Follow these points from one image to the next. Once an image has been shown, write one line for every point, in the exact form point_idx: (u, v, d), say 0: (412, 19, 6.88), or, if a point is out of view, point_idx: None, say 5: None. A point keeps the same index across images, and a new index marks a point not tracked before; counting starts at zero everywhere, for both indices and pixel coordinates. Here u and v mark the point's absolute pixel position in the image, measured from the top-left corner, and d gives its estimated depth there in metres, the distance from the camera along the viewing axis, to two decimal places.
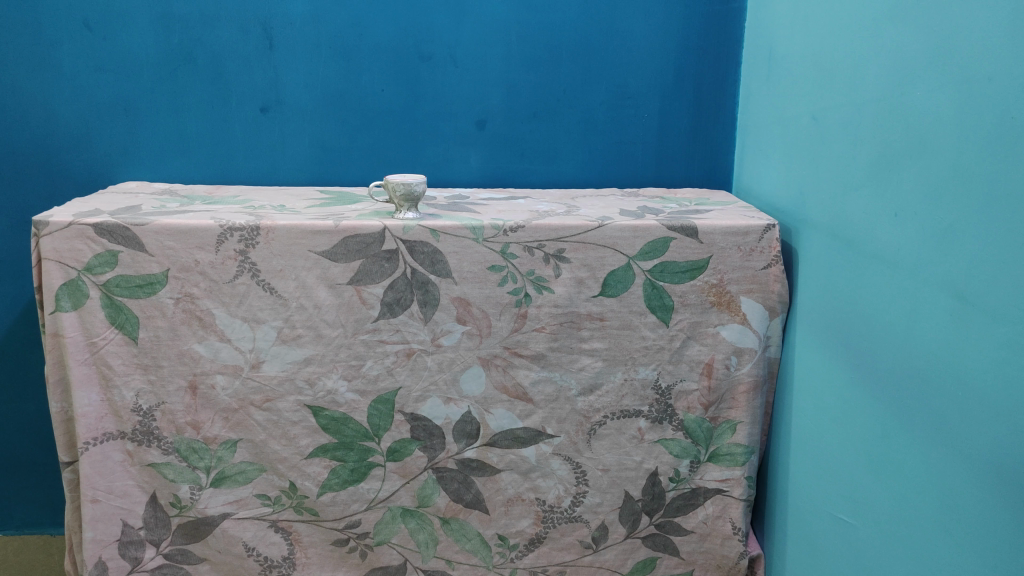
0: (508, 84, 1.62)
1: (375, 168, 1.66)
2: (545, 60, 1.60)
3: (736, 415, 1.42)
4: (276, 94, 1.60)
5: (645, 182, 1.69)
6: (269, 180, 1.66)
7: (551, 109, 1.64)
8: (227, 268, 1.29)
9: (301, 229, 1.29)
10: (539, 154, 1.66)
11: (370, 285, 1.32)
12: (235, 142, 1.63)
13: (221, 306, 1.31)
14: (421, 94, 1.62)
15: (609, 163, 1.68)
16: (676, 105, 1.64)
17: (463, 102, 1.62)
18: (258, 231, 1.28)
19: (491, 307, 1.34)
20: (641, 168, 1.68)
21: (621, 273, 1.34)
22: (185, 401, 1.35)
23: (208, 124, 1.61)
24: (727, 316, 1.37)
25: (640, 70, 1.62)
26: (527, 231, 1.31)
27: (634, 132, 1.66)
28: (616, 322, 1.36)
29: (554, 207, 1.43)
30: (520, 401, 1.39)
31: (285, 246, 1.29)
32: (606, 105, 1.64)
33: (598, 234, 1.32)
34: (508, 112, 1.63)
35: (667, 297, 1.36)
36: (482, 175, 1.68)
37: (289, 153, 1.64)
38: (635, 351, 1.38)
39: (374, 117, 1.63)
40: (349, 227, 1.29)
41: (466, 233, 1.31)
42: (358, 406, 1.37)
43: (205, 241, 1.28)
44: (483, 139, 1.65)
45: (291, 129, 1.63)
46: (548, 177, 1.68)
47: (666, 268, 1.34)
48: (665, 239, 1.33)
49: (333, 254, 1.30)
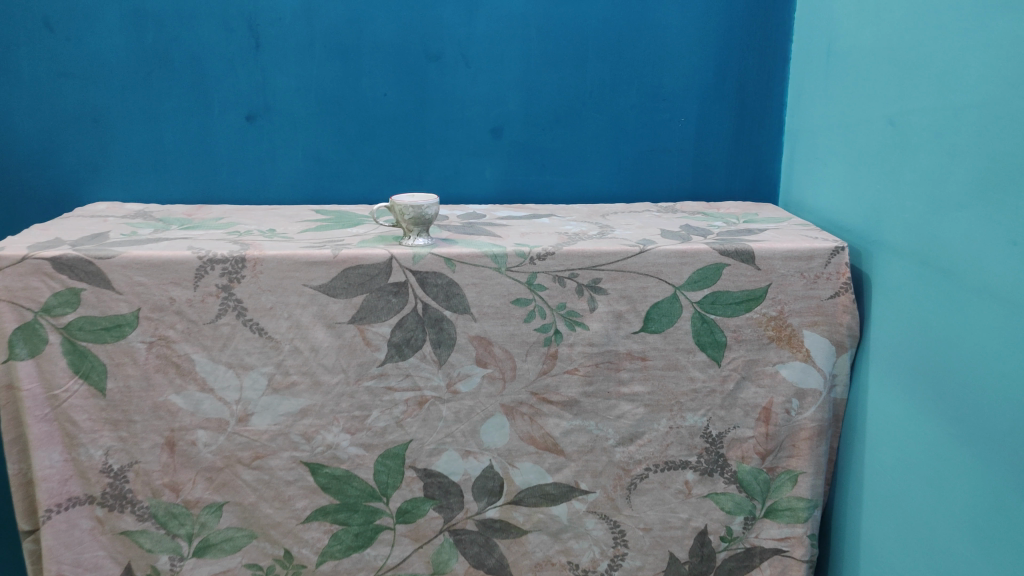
0: (527, 86, 1.43)
1: (377, 183, 1.48)
2: (568, 59, 1.42)
3: (798, 466, 1.23)
4: (265, 101, 1.41)
5: (681, 195, 1.50)
6: (258, 198, 1.47)
7: (576, 114, 1.45)
8: (208, 306, 1.10)
9: (294, 260, 1.10)
10: (562, 165, 1.48)
11: (375, 323, 1.13)
12: (219, 155, 1.44)
13: (202, 351, 1.12)
14: (429, 99, 1.43)
15: (641, 174, 1.49)
16: (716, 108, 1.46)
17: (477, 107, 1.44)
18: (244, 262, 1.10)
19: (516, 347, 1.16)
20: (676, 180, 1.50)
21: (666, 305, 1.15)
22: (162, 460, 1.16)
23: (188, 136, 1.42)
24: (787, 353, 1.19)
25: (677, 69, 1.43)
26: (558, 259, 1.13)
27: (668, 139, 1.47)
28: (660, 362, 1.18)
29: (586, 228, 1.25)
30: (549, 454, 1.21)
31: (276, 280, 1.10)
32: (637, 108, 1.45)
33: (639, 261, 1.14)
34: (527, 119, 1.45)
35: (719, 331, 1.17)
36: (499, 189, 1.49)
37: (280, 167, 1.46)
38: (681, 395, 1.20)
39: (376, 126, 1.44)
40: (350, 256, 1.11)
41: (486, 262, 1.12)
42: (362, 462, 1.19)
43: (181, 276, 1.09)
44: (499, 149, 1.46)
45: (282, 140, 1.44)
46: (573, 191, 1.49)
47: (718, 299, 1.16)
48: (716, 265, 1.15)
49: (332, 288, 1.11)
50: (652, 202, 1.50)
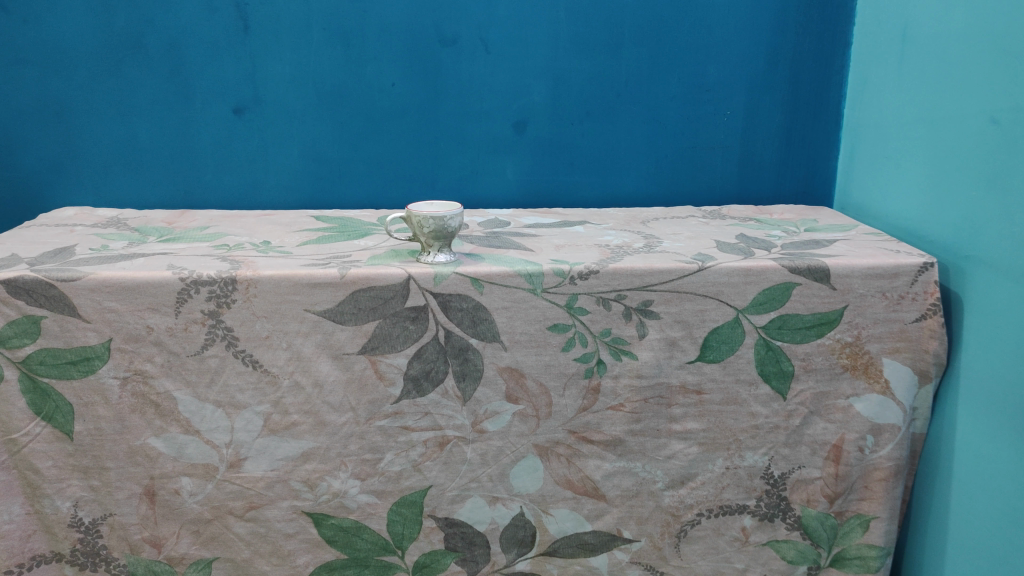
0: (554, 75, 1.26)
1: (385, 185, 1.31)
2: (602, 45, 1.25)
3: (871, 510, 1.08)
4: (254, 91, 1.24)
5: (725, 197, 1.34)
6: (248, 203, 1.30)
7: (610, 107, 1.28)
8: (192, 336, 0.94)
9: (294, 281, 0.94)
10: (593, 164, 1.31)
11: (390, 354, 0.97)
12: (202, 154, 1.27)
13: (186, 388, 0.95)
14: (442, 89, 1.26)
15: (681, 174, 1.32)
16: (767, 99, 1.29)
17: (498, 99, 1.27)
18: (235, 284, 0.93)
19: (552, 379, 1.00)
20: (719, 180, 1.33)
21: (726, 331, 1.00)
22: (141, 512, 1.00)
23: (167, 131, 1.25)
24: (863, 384, 1.03)
25: (723, 55, 1.26)
26: (602, 278, 0.97)
27: (711, 135, 1.30)
28: (718, 395, 1.02)
29: (629, 240, 1.09)
30: (589, 499, 1.05)
31: (273, 305, 0.94)
32: (677, 101, 1.28)
33: (697, 280, 0.98)
34: (554, 113, 1.28)
35: (786, 360, 1.02)
36: (521, 191, 1.32)
37: (273, 167, 1.28)
38: (741, 432, 1.04)
39: (383, 119, 1.27)
40: (360, 277, 0.94)
41: (520, 283, 0.96)
42: (374, 511, 1.03)
43: (159, 300, 0.92)
44: (523, 145, 1.29)
45: (276, 136, 1.27)
46: (605, 192, 1.33)
47: (786, 323, 1.00)
48: (784, 285, 0.99)
49: (339, 314, 0.95)
50: (693, 205, 1.34)
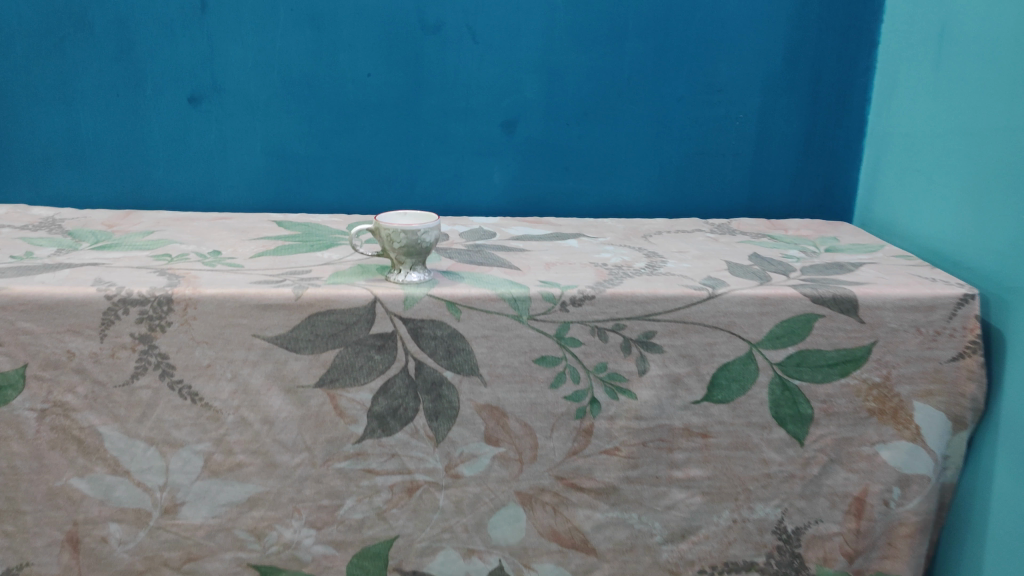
0: (549, 70, 1.13)
1: (357, 187, 1.18)
2: (603, 37, 1.12)
3: (894, 569, 0.96)
4: (212, 79, 1.11)
5: (734, 209, 1.22)
6: (203, 204, 1.17)
7: (610, 106, 1.15)
8: (120, 363, 0.80)
9: (240, 302, 0.80)
10: (589, 169, 1.18)
11: (351, 388, 0.84)
12: (153, 148, 1.13)
13: (113, 422, 0.82)
14: (423, 82, 1.13)
15: (686, 182, 1.20)
16: (784, 102, 1.17)
17: (486, 95, 1.13)
18: (171, 304, 0.79)
19: (538, 419, 0.87)
20: (728, 191, 1.21)
21: (738, 368, 0.87)
22: (62, 562, 0.87)
23: (113, 121, 1.11)
24: (891, 430, 0.91)
25: (737, 52, 1.14)
26: (598, 305, 0.84)
27: (721, 140, 1.18)
28: (726, 440, 0.90)
29: (628, 259, 0.96)
30: (577, 553, 0.92)
31: (214, 329, 0.80)
32: (685, 101, 1.15)
33: (707, 309, 0.85)
34: (547, 111, 1.15)
35: (805, 403, 0.89)
36: (509, 197, 1.19)
37: (232, 164, 1.15)
38: (751, 480, 0.92)
39: (357, 114, 1.14)
40: (318, 298, 0.81)
41: (503, 308, 0.83)
42: (331, 564, 0.90)
43: (82, 321, 0.79)
44: (512, 147, 1.16)
45: (236, 130, 1.13)
46: (602, 201, 1.20)
47: (806, 360, 0.88)
48: (806, 317, 0.87)
49: (292, 341, 0.82)
50: (698, 217, 1.21)
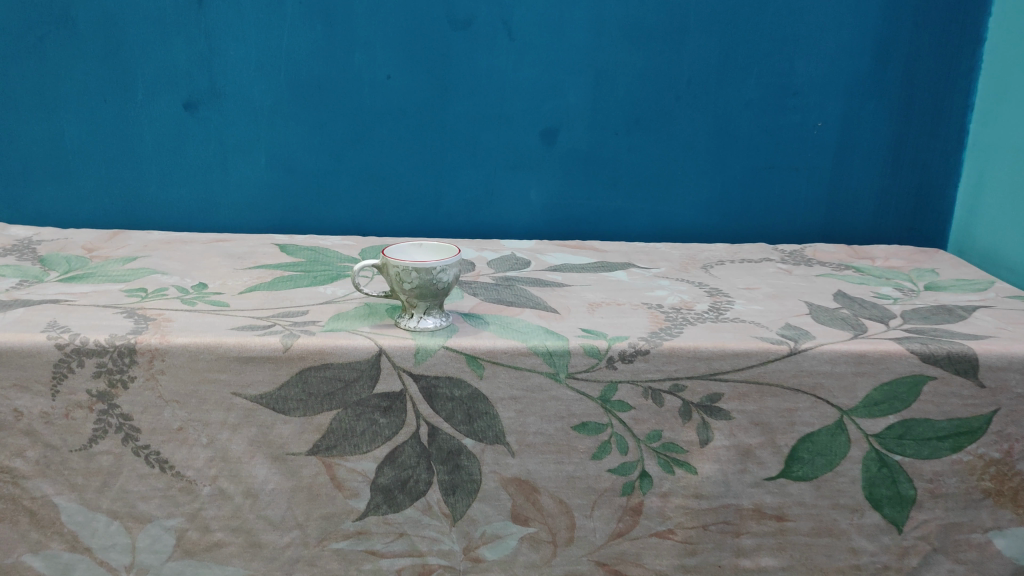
0: (596, 71, 0.97)
1: (374, 204, 1.04)
2: (659, 33, 0.95)
3: None
4: (210, 82, 0.97)
5: (808, 233, 1.04)
6: (203, 221, 1.04)
7: (666, 113, 0.99)
8: (76, 425, 0.68)
9: (216, 353, 0.67)
10: (641, 186, 1.02)
11: (351, 456, 0.69)
12: (146, 160, 1.01)
13: (70, 492, 0.69)
14: (450, 85, 0.98)
15: (753, 201, 1.03)
16: (871, 108, 0.99)
17: (521, 100, 0.98)
18: (134, 356, 0.67)
19: (576, 496, 0.72)
20: (802, 211, 1.03)
21: (825, 439, 0.71)
22: None
23: (100, 130, 0.99)
24: (1009, 515, 0.73)
25: (817, 49, 0.96)
26: (652, 361, 0.68)
27: (795, 153, 1.01)
28: (806, 524, 0.73)
29: (687, 298, 0.80)
30: None
31: (186, 386, 0.67)
32: (754, 108, 0.99)
33: (787, 369, 0.69)
34: (593, 119, 0.99)
35: (906, 481, 0.72)
36: (547, 217, 1.04)
37: (234, 177, 1.02)
38: (836, 573, 0.75)
39: (374, 122, 1.00)
40: (311, 350, 0.67)
41: (535, 364, 0.68)
42: None
43: (30, 375, 0.67)
44: (551, 160, 1.01)
45: (237, 139, 1.00)
46: (654, 222, 1.04)
47: (909, 431, 0.71)
48: (912, 380, 0.70)
49: (280, 402, 0.68)
50: (766, 241, 1.05)
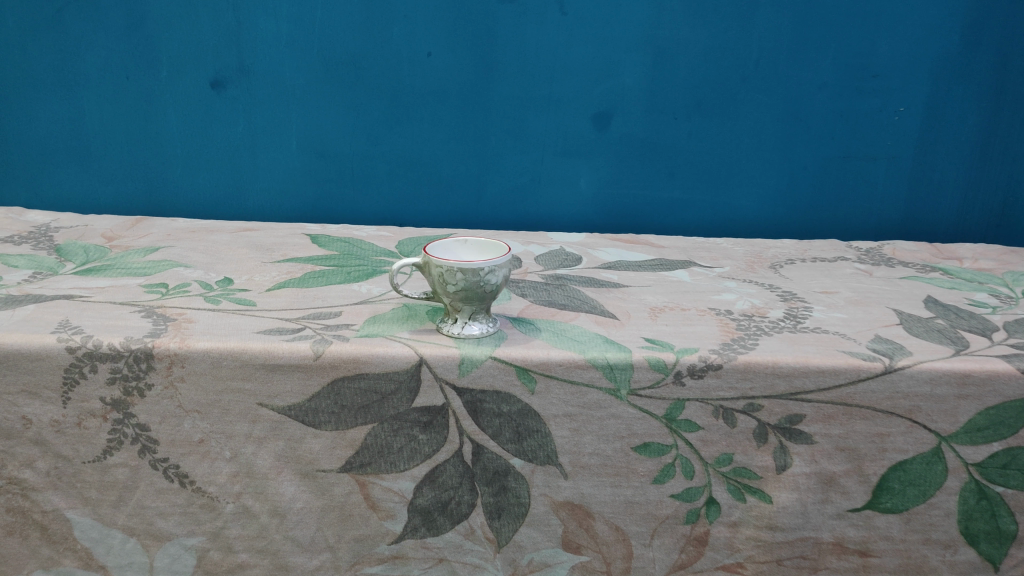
0: (656, 49, 0.88)
1: (411, 192, 0.97)
2: (727, 7, 0.86)
3: None
4: (238, 59, 0.91)
5: (883, 228, 0.96)
6: (231, 208, 0.98)
7: (731, 96, 0.90)
8: (89, 435, 0.62)
9: (241, 360, 0.61)
10: (701, 176, 0.94)
11: (387, 475, 0.63)
12: (170, 142, 0.95)
13: (84, 506, 0.64)
14: (495, 63, 0.90)
15: (824, 193, 0.94)
16: (960, 92, 0.89)
17: (573, 80, 0.90)
18: (151, 361, 0.61)
19: (634, 523, 0.64)
20: (877, 205, 0.95)
21: (918, 468, 0.63)
22: None
23: (122, 110, 0.94)
24: None
25: (903, 26, 0.87)
26: (725, 377, 0.60)
27: (873, 140, 0.92)
28: (892, 560, 0.65)
29: (758, 303, 0.71)
30: None
31: (208, 396, 0.61)
32: (830, 90, 0.90)
33: (879, 389, 0.61)
34: (650, 102, 0.91)
35: (1008, 516, 0.64)
36: (598, 208, 0.96)
37: (263, 161, 0.96)
38: None
39: (413, 103, 0.92)
40: (344, 358, 0.60)
41: (593, 378, 0.61)
42: None
43: (39, 380, 0.61)
44: (604, 146, 0.93)
45: (267, 121, 0.94)
46: (714, 215, 0.96)
47: (1015, 461, 0.63)
48: (1020, 404, 0.61)
49: (310, 415, 0.61)
50: (836, 236, 0.96)
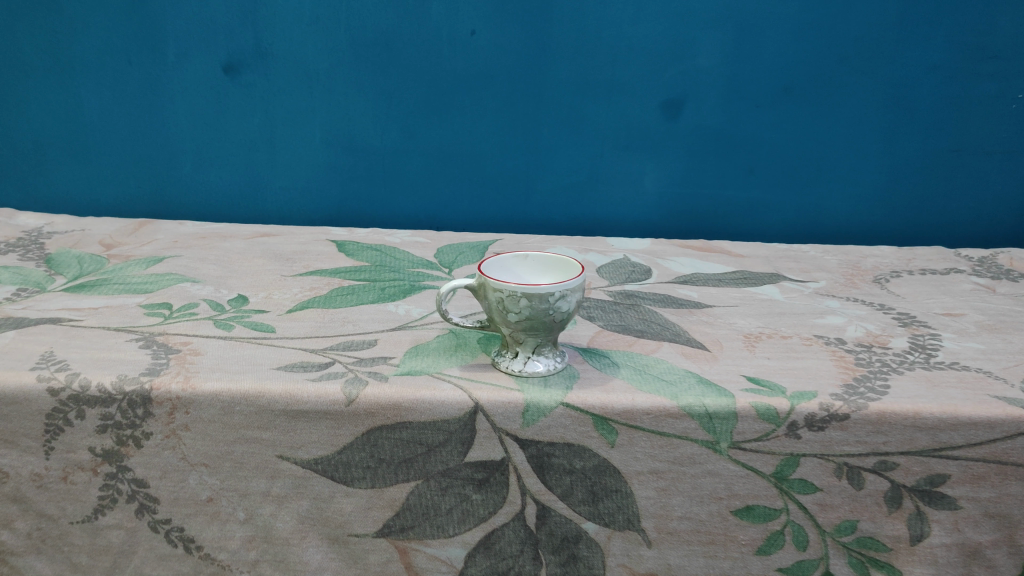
0: (735, 28, 0.79)
1: (452, 190, 0.87)
2: None
3: None
4: (254, 39, 0.80)
5: (975, 230, 0.87)
6: (247, 208, 0.88)
7: (823, 79, 0.81)
8: (77, 492, 0.52)
9: (257, 405, 0.50)
10: (779, 171, 0.85)
11: (433, 542, 0.52)
12: (178, 135, 0.84)
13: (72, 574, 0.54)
14: (551, 45, 0.80)
15: (913, 191, 0.85)
16: None
17: (640, 63, 0.80)
18: (149, 406, 0.50)
19: None
20: (971, 205, 0.86)
21: None
22: None
23: (123, 99, 0.83)
24: None
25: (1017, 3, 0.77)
26: (852, 431, 0.49)
27: (972, 133, 0.82)
28: None
29: (874, 330, 0.59)
30: None
31: (218, 447, 0.51)
32: (941, 73, 0.80)
33: None
34: (726, 89, 0.81)
35: None
36: (661, 207, 0.87)
37: (283, 156, 0.85)
38: None
39: (456, 89, 0.82)
40: (383, 403, 0.49)
41: (688, 430, 0.49)
42: None
43: (16, 427, 0.50)
44: (673, 138, 0.84)
45: (288, 110, 0.83)
46: (791, 214, 0.87)
47: None
48: None
49: (341, 470, 0.51)
50: (922, 239, 0.87)
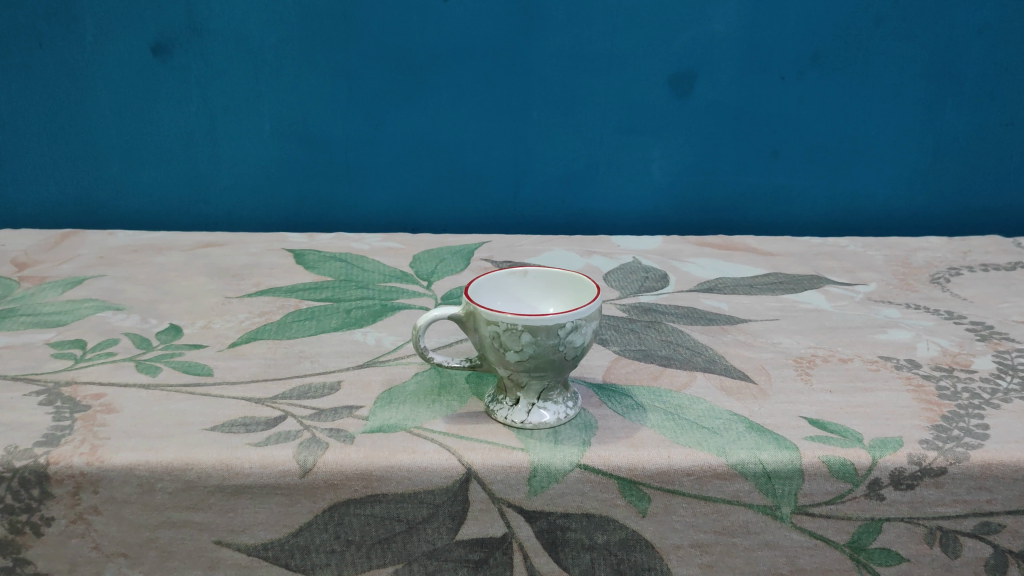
0: None
1: (428, 186, 0.75)
2: None
3: None
4: (187, 13, 0.68)
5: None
6: (193, 212, 0.76)
7: (857, 44, 0.70)
8: None
9: (183, 482, 0.38)
10: (804, 152, 0.74)
11: None
12: (105, 129, 0.72)
13: None
14: (541, 12, 0.69)
15: (954, 169, 0.75)
16: None
17: (642, 31, 0.69)
18: (46, 487, 0.38)
19: None
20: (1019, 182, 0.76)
21: None
22: None
23: (37, 87, 0.71)
24: None
25: None
26: (948, 488, 0.38)
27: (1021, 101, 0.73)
28: None
29: (951, 347, 0.49)
30: None
31: (139, 535, 0.39)
32: (987, 34, 0.70)
33: None
34: (743, 58, 0.70)
35: None
36: (671, 197, 0.76)
37: (231, 151, 0.73)
38: None
39: (428, 67, 0.71)
40: (347, 473, 0.38)
41: (740, 494, 0.38)
42: None
43: None
44: (684, 117, 0.73)
45: (236, 97, 0.71)
46: (817, 201, 0.76)
47: None
48: None
49: (298, 556, 0.39)
50: (966, 223, 0.78)
